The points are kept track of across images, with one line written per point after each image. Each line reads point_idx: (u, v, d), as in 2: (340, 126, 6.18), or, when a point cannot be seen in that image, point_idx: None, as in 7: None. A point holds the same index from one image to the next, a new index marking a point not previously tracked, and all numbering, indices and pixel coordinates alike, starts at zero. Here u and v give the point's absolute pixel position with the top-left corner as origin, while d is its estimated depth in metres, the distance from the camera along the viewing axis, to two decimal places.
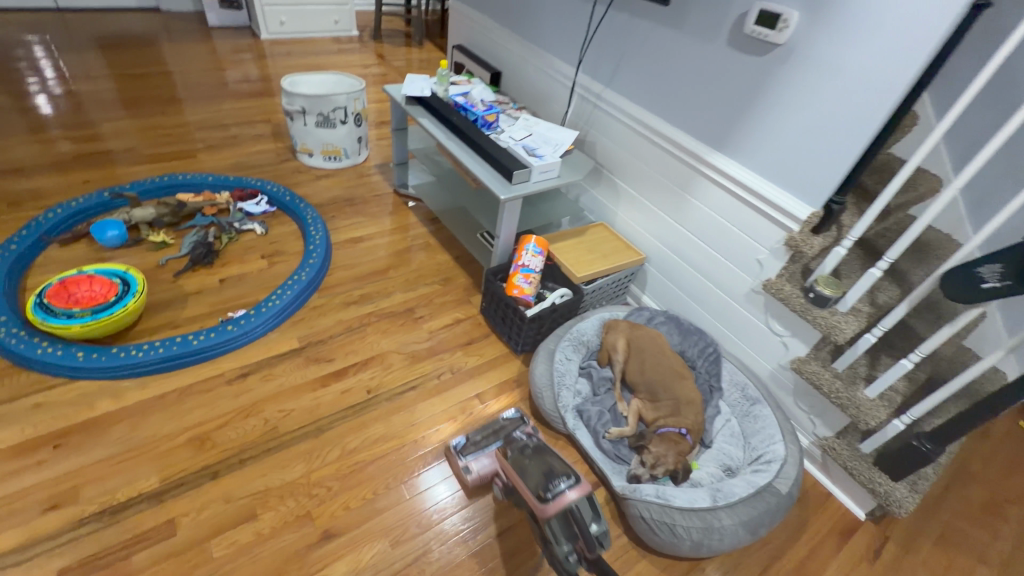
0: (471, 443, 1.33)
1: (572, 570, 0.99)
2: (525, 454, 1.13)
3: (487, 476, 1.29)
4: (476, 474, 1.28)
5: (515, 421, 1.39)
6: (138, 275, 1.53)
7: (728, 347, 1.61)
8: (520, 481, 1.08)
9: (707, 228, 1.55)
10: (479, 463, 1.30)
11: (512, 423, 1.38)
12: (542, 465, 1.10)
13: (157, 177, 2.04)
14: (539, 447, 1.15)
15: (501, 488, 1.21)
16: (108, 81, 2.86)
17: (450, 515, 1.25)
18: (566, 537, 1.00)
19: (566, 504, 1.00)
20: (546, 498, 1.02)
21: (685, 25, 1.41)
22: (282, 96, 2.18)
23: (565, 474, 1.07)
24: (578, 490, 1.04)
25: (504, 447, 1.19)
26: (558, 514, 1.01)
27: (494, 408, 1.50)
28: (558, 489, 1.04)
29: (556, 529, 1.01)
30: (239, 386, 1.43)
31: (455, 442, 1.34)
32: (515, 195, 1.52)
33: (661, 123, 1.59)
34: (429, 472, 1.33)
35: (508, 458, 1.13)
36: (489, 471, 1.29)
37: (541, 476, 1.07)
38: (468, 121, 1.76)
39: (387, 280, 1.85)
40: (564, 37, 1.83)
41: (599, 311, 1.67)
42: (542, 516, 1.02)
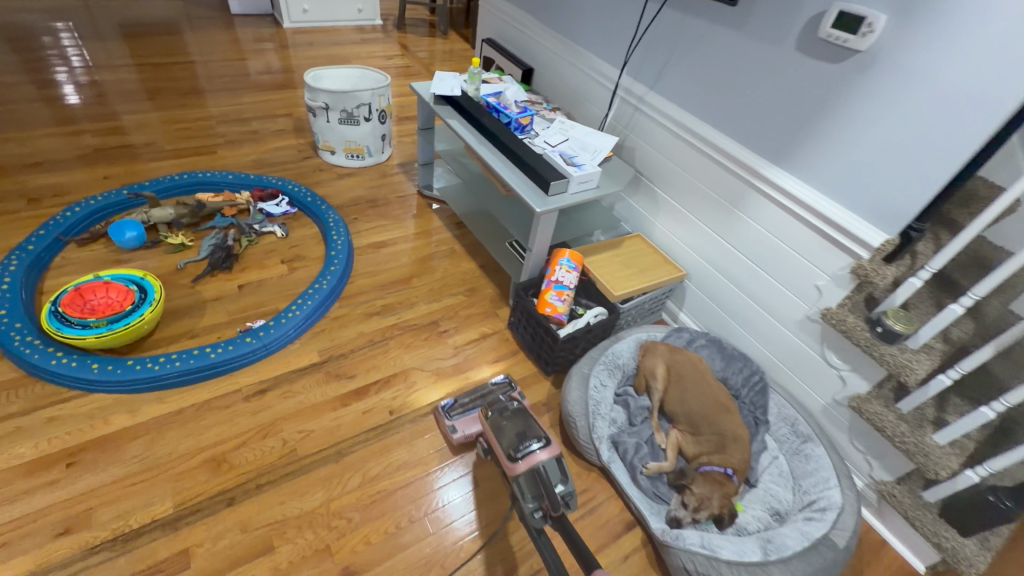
0: (460, 403, 1.37)
1: (536, 527, 0.96)
2: (502, 414, 1.11)
3: (471, 437, 1.34)
4: (461, 433, 1.32)
5: (502, 387, 1.45)
6: (155, 282, 1.48)
7: (775, 376, 1.50)
8: (494, 440, 1.07)
9: (759, 248, 1.43)
10: (467, 425, 1.34)
11: (499, 388, 1.44)
12: (517, 425, 1.08)
13: (176, 175, 1.99)
14: (518, 408, 1.13)
15: (483, 448, 1.24)
16: (130, 70, 2.81)
17: (461, 518, 1.23)
18: (532, 494, 0.97)
19: (535, 463, 0.99)
20: (517, 457, 1.01)
21: (748, 26, 1.28)
22: (305, 91, 2.10)
23: (538, 436, 1.05)
24: (549, 451, 1.02)
25: (485, 407, 1.16)
26: (527, 472, 1.00)
27: (486, 372, 1.55)
28: (530, 449, 1.02)
29: (523, 486, 0.99)
30: (257, 403, 1.36)
31: (443, 403, 1.38)
32: (551, 207, 1.42)
33: (711, 131, 1.46)
34: (440, 475, 1.30)
35: (487, 419, 1.11)
36: (473, 432, 1.33)
37: (516, 434, 1.05)
38: (500, 124, 1.65)
39: (411, 290, 1.77)
40: (605, 34, 1.70)
41: (635, 332, 1.56)
42: (511, 474, 1.01)
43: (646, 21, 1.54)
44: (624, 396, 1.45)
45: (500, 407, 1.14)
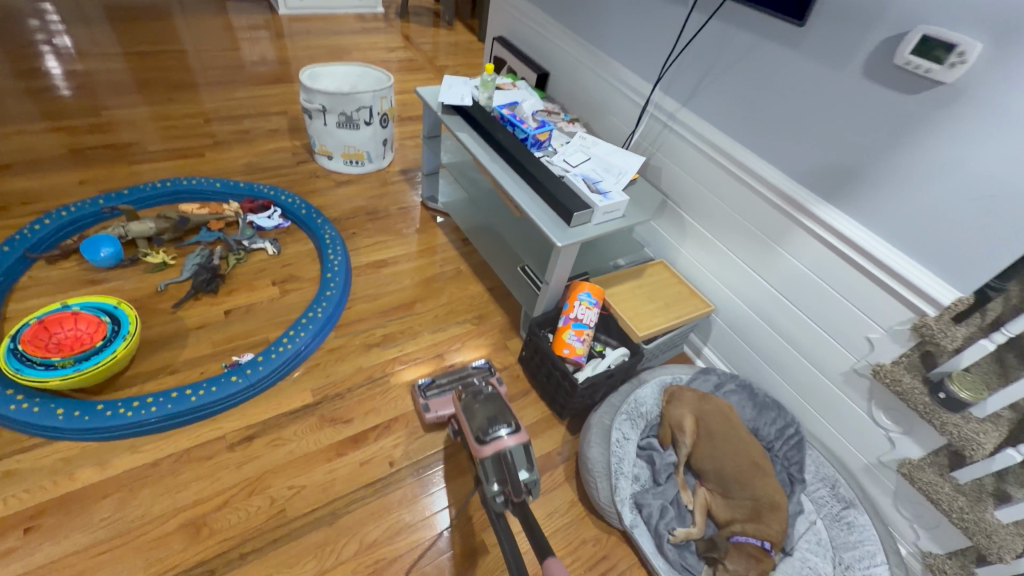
0: (437, 384, 1.38)
1: (496, 511, 0.98)
2: (476, 398, 1.13)
3: (444, 418, 1.34)
4: (434, 413, 1.33)
5: (481, 371, 1.43)
6: (130, 310, 1.33)
7: (811, 426, 1.38)
8: (465, 421, 1.08)
9: (801, 289, 1.30)
10: (441, 406, 1.34)
11: (477, 373, 1.41)
12: (490, 407, 1.09)
13: (158, 181, 1.82)
14: (492, 392, 1.15)
15: (454, 429, 1.21)
16: (115, 59, 2.61)
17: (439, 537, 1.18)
18: (496, 478, 0.99)
19: (500, 446, 1.00)
20: (484, 438, 1.02)
21: (806, 43, 1.12)
22: (301, 91, 1.93)
23: (507, 421, 1.06)
24: (516, 438, 1.02)
25: (459, 390, 1.19)
26: (492, 454, 1.01)
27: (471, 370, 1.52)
28: (498, 433, 1.03)
29: (488, 468, 1.00)
30: (244, 453, 1.23)
31: (420, 382, 1.39)
32: (574, 241, 1.27)
33: (751, 157, 1.32)
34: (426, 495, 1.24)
35: (461, 399, 1.13)
36: (445, 414, 1.32)
37: (486, 417, 1.07)
38: (516, 140, 1.49)
39: (414, 317, 1.63)
40: (634, 42, 1.54)
41: (659, 375, 1.43)
42: (477, 456, 1.01)
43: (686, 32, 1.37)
44: (648, 449, 1.32)
45: (474, 390, 1.16)
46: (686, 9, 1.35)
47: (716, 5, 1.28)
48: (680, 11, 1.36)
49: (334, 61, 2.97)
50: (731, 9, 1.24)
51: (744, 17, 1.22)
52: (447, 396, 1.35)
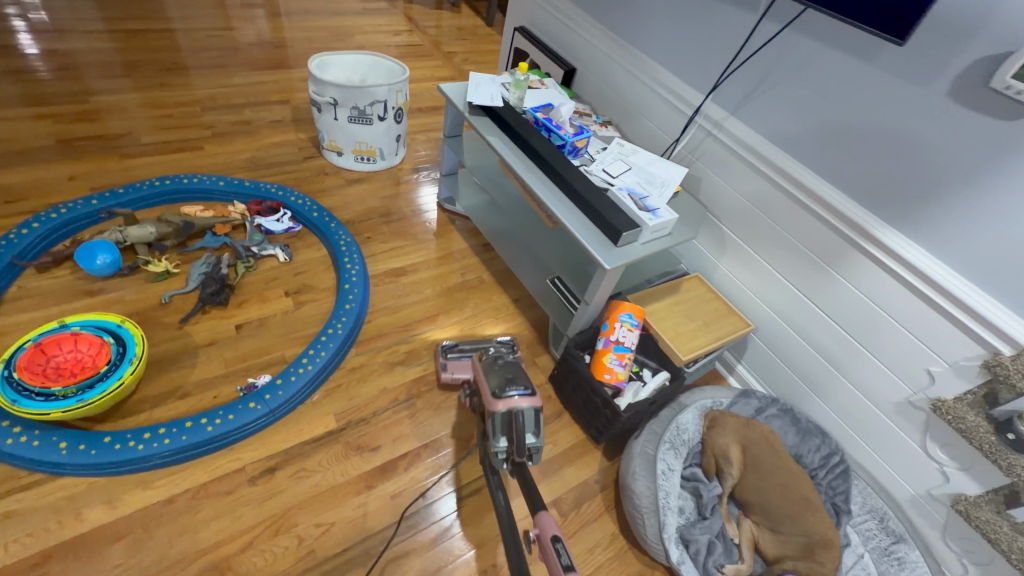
0: (460, 348, 1.43)
1: (496, 465, 1.09)
2: (496, 361, 1.23)
3: (458, 381, 1.38)
4: (450, 373, 1.37)
5: (505, 346, 1.44)
6: (135, 329, 1.22)
7: (855, 453, 1.35)
8: (483, 379, 1.17)
9: (855, 315, 1.24)
10: (459, 369, 1.37)
11: (501, 346, 1.43)
12: (507, 370, 1.19)
13: (156, 178, 1.68)
14: (511, 359, 1.24)
15: (467, 392, 1.28)
16: (99, 37, 2.41)
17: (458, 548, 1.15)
18: (504, 435, 1.09)
19: (513, 406, 1.09)
20: (501, 395, 1.12)
21: (886, 58, 1.03)
22: (310, 82, 1.79)
23: (522, 385, 1.15)
24: (529, 402, 1.12)
25: (480, 353, 1.26)
26: (504, 412, 1.10)
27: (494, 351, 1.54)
28: (512, 394, 1.13)
29: (497, 424, 1.10)
30: (265, 487, 1.14)
31: (445, 344, 1.43)
32: (621, 263, 1.19)
33: (808, 174, 1.23)
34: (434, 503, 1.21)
35: (481, 360, 1.21)
36: (460, 378, 1.36)
37: (504, 377, 1.17)
38: (553, 147, 1.39)
39: (437, 331, 1.54)
40: (679, 43, 1.44)
41: (699, 399, 1.37)
42: (491, 410, 1.11)
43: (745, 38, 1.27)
44: (693, 480, 1.27)
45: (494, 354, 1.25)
46: (756, 16, 1.23)
47: (792, 14, 1.16)
48: (741, 14, 1.26)
49: (336, 44, 2.78)
50: (809, 18, 1.13)
51: (821, 27, 1.11)
52: (467, 362, 1.39)
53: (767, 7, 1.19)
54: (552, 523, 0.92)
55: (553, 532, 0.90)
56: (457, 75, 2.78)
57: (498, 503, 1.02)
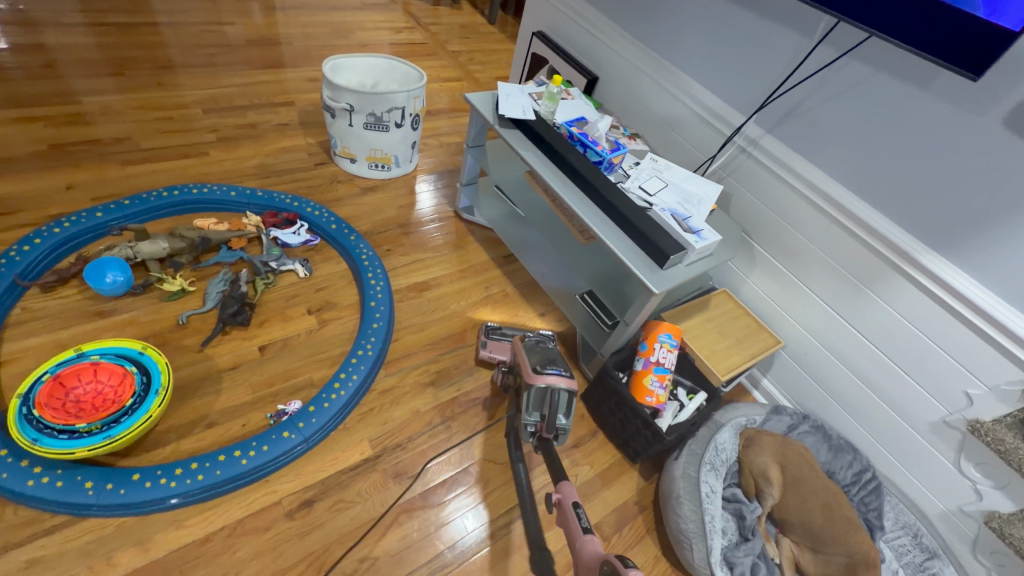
0: (502, 331, 1.48)
1: (523, 436, 1.16)
2: (538, 343, 1.28)
3: (494, 360, 1.44)
4: (488, 352, 1.44)
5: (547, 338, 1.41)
6: (159, 356, 1.15)
7: (885, 468, 1.37)
8: (524, 356, 1.22)
9: (891, 337, 1.26)
10: (497, 350, 1.44)
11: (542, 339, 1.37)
12: (548, 353, 1.24)
13: (164, 189, 1.59)
14: (551, 345, 1.28)
15: (504, 369, 1.34)
16: (84, 32, 2.27)
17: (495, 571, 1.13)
18: (538, 410, 1.15)
19: (550, 384, 1.14)
20: (541, 371, 1.16)
21: (942, 87, 1.03)
22: (324, 87, 1.71)
23: (562, 366, 1.20)
24: (566, 384, 1.16)
25: (525, 334, 1.31)
26: (541, 388, 1.15)
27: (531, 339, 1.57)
28: (551, 372, 1.17)
29: (532, 399, 1.15)
30: (305, 521, 1.10)
31: (490, 324, 1.49)
32: (668, 286, 1.19)
33: (850, 196, 1.24)
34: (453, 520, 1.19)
35: (524, 340, 1.27)
36: (497, 358, 1.43)
37: (545, 357, 1.22)
38: (590, 164, 1.36)
39: (466, 349, 1.50)
40: (717, 61, 1.42)
41: (734, 417, 1.36)
42: (530, 382, 1.16)
43: (789, 64, 1.26)
44: (735, 501, 1.27)
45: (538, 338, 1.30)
46: (812, 41, 1.20)
47: (852, 42, 1.13)
48: (792, 36, 1.24)
49: (337, 41, 2.68)
50: (871, 46, 1.11)
51: (882, 55, 1.10)
52: (507, 345, 1.45)
53: (825, 32, 1.17)
54: (573, 491, 1.03)
55: (574, 500, 1.02)
56: (463, 76, 2.71)
57: (519, 473, 1.11)
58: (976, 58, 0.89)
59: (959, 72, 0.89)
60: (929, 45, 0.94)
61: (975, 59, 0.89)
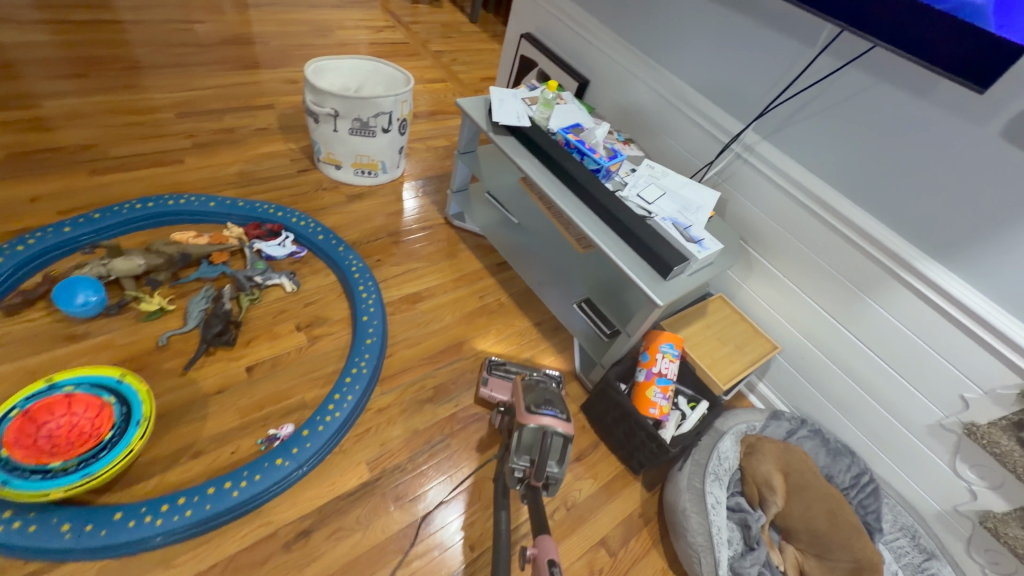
0: (506, 367, 1.39)
1: (510, 482, 1.12)
2: (537, 383, 1.24)
3: (494, 400, 1.35)
4: (489, 390, 1.35)
5: (548, 377, 1.34)
6: (138, 384, 1.08)
7: (880, 469, 1.39)
8: (520, 395, 1.19)
9: (888, 342, 1.27)
10: (499, 389, 1.35)
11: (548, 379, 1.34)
12: (545, 393, 1.19)
13: (136, 201, 1.50)
14: (550, 387, 1.24)
15: (502, 410, 1.28)
16: (41, 29, 2.13)
17: None
18: (529, 453, 1.11)
19: (543, 426, 1.09)
20: (535, 411, 1.12)
21: (942, 96, 1.04)
22: (307, 91, 1.64)
23: (559, 409, 1.15)
24: (561, 428, 1.11)
25: (524, 374, 1.28)
26: (534, 430, 1.11)
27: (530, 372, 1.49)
28: (545, 414, 1.13)
29: (523, 440, 1.11)
30: (303, 552, 1.05)
31: (495, 358, 1.40)
32: (672, 297, 1.17)
33: (848, 204, 1.24)
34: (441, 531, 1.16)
35: (523, 379, 1.24)
36: (497, 398, 1.34)
37: (542, 398, 1.17)
38: (588, 172, 1.33)
39: (463, 362, 1.46)
40: (712, 67, 1.41)
41: (734, 424, 1.35)
42: (523, 422, 1.12)
43: (788, 72, 1.25)
44: (739, 511, 1.27)
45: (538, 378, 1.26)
46: (814, 49, 1.19)
47: (856, 52, 1.13)
48: (792, 44, 1.23)
49: (315, 40, 2.58)
50: (875, 57, 1.10)
51: (885, 65, 1.10)
52: (509, 384, 1.35)
53: (828, 41, 1.16)
54: (552, 547, 0.98)
55: (551, 556, 0.97)
56: (447, 77, 2.65)
57: (500, 522, 1.09)
58: (983, 71, 0.90)
59: (966, 85, 0.91)
60: (935, 59, 0.94)
61: (980, 70, 0.90)
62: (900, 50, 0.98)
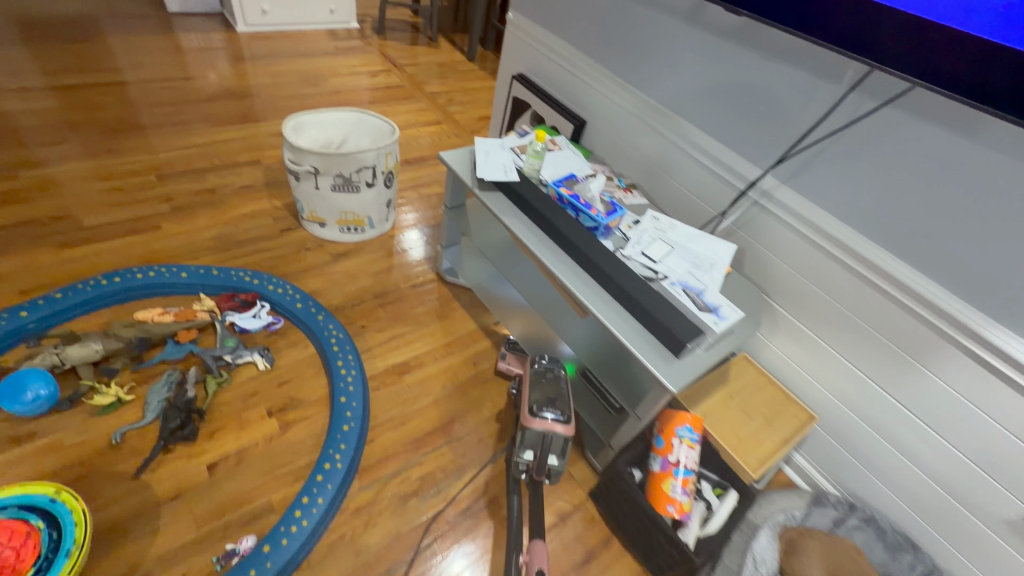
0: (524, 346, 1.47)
1: (515, 473, 1.15)
2: (545, 374, 1.19)
3: (512, 372, 1.44)
4: (506, 363, 1.44)
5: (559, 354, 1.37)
6: (74, 501, 0.96)
7: (953, 567, 1.16)
8: (526, 391, 1.15)
9: (951, 418, 1.06)
10: (516, 363, 1.43)
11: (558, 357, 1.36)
12: (552, 390, 1.15)
13: (102, 276, 1.41)
14: (559, 376, 1.20)
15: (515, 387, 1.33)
16: (37, 95, 2.12)
17: None
18: (531, 448, 1.12)
19: (546, 431, 1.07)
20: (537, 415, 1.09)
21: (993, 137, 0.87)
22: (285, 149, 1.54)
23: (562, 408, 1.11)
24: (563, 430, 1.08)
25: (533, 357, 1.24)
26: (536, 431, 1.09)
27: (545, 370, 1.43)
28: (548, 417, 1.09)
29: (527, 438, 1.11)
30: None
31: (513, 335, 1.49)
32: (686, 380, 0.99)
33: (891, 258, 1.05)
34: None
35: (531, 370, 1.20)
36: (514, 370, 1.43)
37: (546, 396, 1.13)
38: (584, 230, 1.19)
39: (454, 443, 1.30)
40: (717, 106, 1.26)
41: (770, 516, 1.18)
42: (525, 424, 1.09)
43: (809, 115, 1.09)
44: None
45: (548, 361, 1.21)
46: (840, 87, 1.02)
47: (893, 90, 0.96)
48: (812, 82, 1.06)
49: (308, 90, 2.53)
50: (917, 96, 0.93)
51: (930, 104, 0.92)
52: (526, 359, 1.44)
53: (857, 79, 0.99)
54: (543, 557, 1.00)
55: (540, 566, 0.99)
56: (443, 119, 2.56)
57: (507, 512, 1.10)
58: None
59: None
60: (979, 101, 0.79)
61: None
62: (952, 94, 0.82)
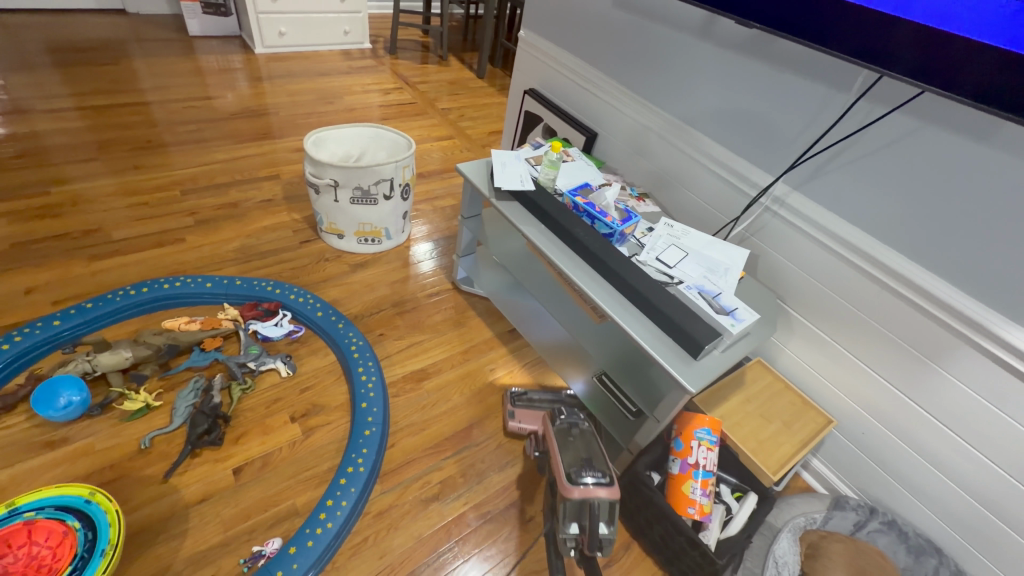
0: (529, 398, 1.38)
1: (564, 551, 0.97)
2: (569, 432, 1.06)
3: (524, 430, 1.34)
4: (517, 422, 1.33)
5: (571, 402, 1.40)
6: (107, 503, 0.98)
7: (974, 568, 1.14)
8: (556, 454, 1.01)
9: (969, 417, 1.06)
10: (527, 420, 1.33)
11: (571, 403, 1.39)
12: (583, 449, 1.02)
13: (132, 286, 1.46)
14: (585, 431, 1.07)
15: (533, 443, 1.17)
16: (68, 116, 2.20)
17: None
18: (576, 521, 0.95)
19: (590, 498, 0.92)
20: (577, 481, 0.94)
21: (1006, 140, 0.88)
22: (307, 163, 1.59)
23: (601, 469, 0.97)
24: (607, 492, 0.94)
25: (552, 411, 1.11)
26: (578, 501, 0.94)
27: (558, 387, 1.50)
28: (588, 481, 0.95)
29: (568, 509, 0.94)
30: None
31: (516, 389, 1.40)
32: (705, 381, 1.00)
33: (903, 260, 1.06)
34: None
35: (553, 425, 1.06)
36: (527, 428, 1.32)
37: (579, 457, 1.00)
38: (602, 239, 1.22)
39: (473, 448, 1.32)
40: (729, 117, 1.30)
41: (791, 518, 1.19)
42: (564, 494, 0.94)
43: (820, 124, 1.12)
44: None
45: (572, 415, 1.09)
46: (850, 96, 1.05)
47: (901, 97, 0.98)
48: (823, 91, 1.09)
49: (324, 108, 2.61)
50: (925, 102, 0.95)
51: (939, 110, 0.94)
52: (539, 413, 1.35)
53: (867, 87, 1.02)
54: None
55: None
56: (455, 134, 2.63)
57: None
58: None
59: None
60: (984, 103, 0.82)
61: None
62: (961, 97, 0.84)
